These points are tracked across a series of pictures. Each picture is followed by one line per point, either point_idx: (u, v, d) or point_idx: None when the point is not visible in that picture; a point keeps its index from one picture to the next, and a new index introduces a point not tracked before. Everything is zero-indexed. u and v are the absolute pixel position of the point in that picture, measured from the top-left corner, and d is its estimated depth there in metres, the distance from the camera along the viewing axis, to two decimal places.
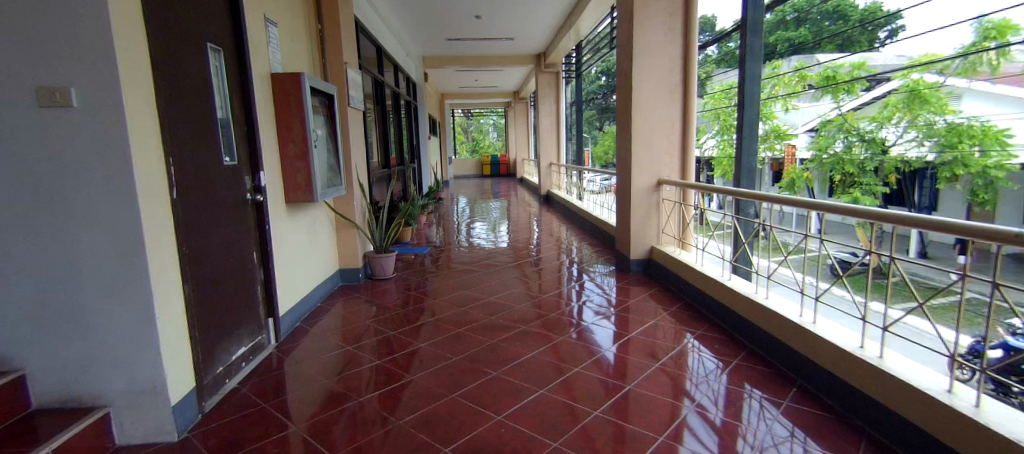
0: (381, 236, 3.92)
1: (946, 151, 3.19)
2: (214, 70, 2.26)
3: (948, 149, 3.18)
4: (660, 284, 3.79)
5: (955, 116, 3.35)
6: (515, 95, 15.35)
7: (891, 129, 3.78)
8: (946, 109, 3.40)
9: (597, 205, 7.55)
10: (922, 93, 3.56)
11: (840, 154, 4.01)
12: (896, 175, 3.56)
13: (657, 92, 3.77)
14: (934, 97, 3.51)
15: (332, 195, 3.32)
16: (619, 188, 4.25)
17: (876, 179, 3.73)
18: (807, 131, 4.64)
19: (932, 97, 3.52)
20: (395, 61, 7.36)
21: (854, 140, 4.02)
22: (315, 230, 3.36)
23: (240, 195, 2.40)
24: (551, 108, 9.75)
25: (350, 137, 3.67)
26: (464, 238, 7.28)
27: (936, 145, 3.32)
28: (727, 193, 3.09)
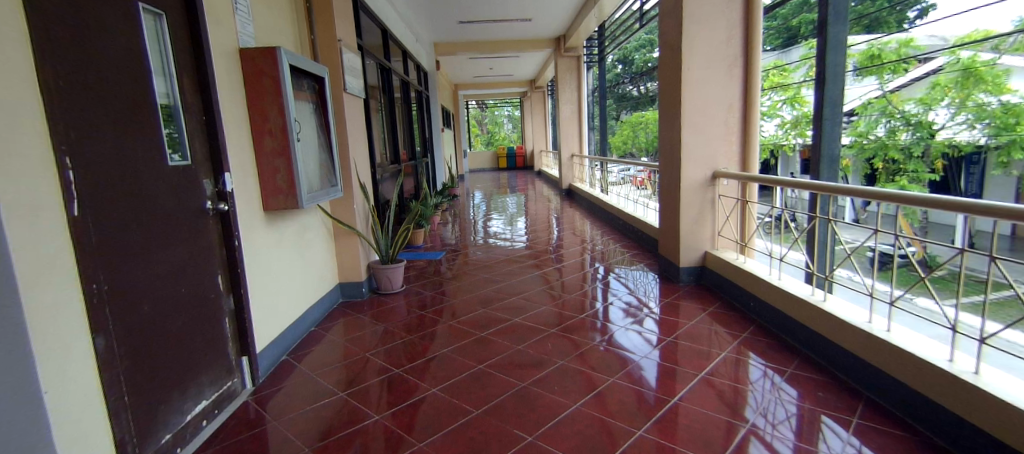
0: (386, 245, 3.37)
1: (1002, 134, 2.97)
2: (154, 40, 1.71)
3: (1004, 133, 2.96)
4: (717, 298, 3.16)
5: (1012, 95, 3.06)
6: (532, 85, 14.71)
7: (941, 110, 3.32)
8: (1004, 89, 3.10)
9: (625, 199, 6.92)
10: (978, 71, 3.17)
11: (884, 139, 3.54)
12: (942, 161, 3.25)
13: (712, 66, 3.12)
14: (990, 75, 3.15)
15: (328, 197, 2.80)
16: (663, 183, 3.62)
17: (920, 164, 3.36)
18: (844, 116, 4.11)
19: (988, 75, 3.16)
20: (403, 47, 6.80)
21: (897, 123, 3.53)
22: (306, 241, 2.81)
23: (196, 204, 1.86)
24: (572, 95, 9.05)
25: (348, 129, 3.11)
26: (482, 237, 6.71)
27: (990, 128, 3.04)
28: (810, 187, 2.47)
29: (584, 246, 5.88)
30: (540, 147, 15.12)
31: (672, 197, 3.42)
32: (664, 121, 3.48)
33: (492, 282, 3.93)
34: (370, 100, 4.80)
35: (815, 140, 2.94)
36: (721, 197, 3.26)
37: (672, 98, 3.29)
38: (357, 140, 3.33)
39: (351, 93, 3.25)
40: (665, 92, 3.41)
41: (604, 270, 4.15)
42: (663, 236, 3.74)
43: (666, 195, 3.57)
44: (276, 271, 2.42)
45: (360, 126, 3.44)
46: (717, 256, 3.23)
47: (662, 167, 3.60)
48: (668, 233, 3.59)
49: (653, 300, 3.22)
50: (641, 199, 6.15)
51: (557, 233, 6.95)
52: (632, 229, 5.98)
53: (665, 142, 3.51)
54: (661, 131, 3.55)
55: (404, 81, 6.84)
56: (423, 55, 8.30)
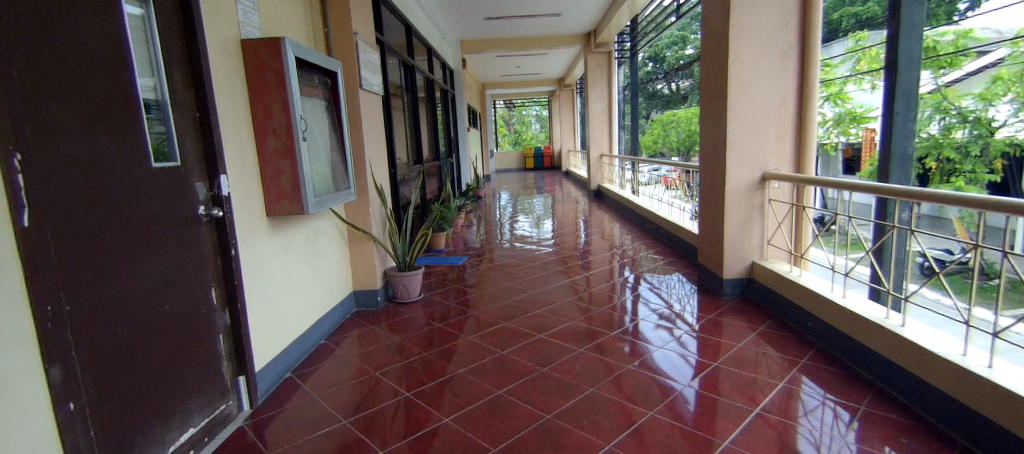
0: (404, 251, 3.18)
1: None
2: (138, 30, 1.54)
3: None
4: (766, 314, 2.82)
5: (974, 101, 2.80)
6: (560, 83, 14.38)
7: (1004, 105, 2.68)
8: None
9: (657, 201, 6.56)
10: None
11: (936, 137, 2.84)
12: (1002, 161, 2.57)
13: (763, 56, 2.79)
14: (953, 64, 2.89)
15: (341, 201, 2.63)
16: (704, 185, 3.30)
17: (978, 164, 2.67)
18: None
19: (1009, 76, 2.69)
20: (428, 45, 6.63)
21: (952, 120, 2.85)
22: (317, 248, 2.64)
23: (187, 211, 1.69)
24: (602, 93, 8.69)
25: (364, 128, 2.93)
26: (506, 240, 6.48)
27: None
28: (876, 190, 2.15)
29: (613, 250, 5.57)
30: (567, 146, 14.78)
31: (715, 202, 3.11)
32: (706, 118, 3.17)
33: (516, 290, 3.68)
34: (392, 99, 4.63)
35: (884, 138, 2.57)
36: (772, 202, 2.92)
37: (716, 92, 2.97)
38: (374, 140, 3.14)
39: (369, 90, 3.05)
40: (708, 86, 3.09)
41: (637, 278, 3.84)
42: (703, 243, 3.42)
43: (707, 199, 3.25)
44: (283, 280, 2.25)
45: (378, 125, 3.25)
46: (766, 267, 2.90)
47: (703, 168, 3.28)
48: (709, 240, 3.27)
49: (692, 316, 2.90)
50: (674, 201, 5.79)
51: (584, 236, 6.66)
52: (665, 233, 5.63)
53: (707, 141, 3.19)
54: (702, 128, 3.23)
55: (428, 80, 6.68)
56: (448, 54, 8.14)
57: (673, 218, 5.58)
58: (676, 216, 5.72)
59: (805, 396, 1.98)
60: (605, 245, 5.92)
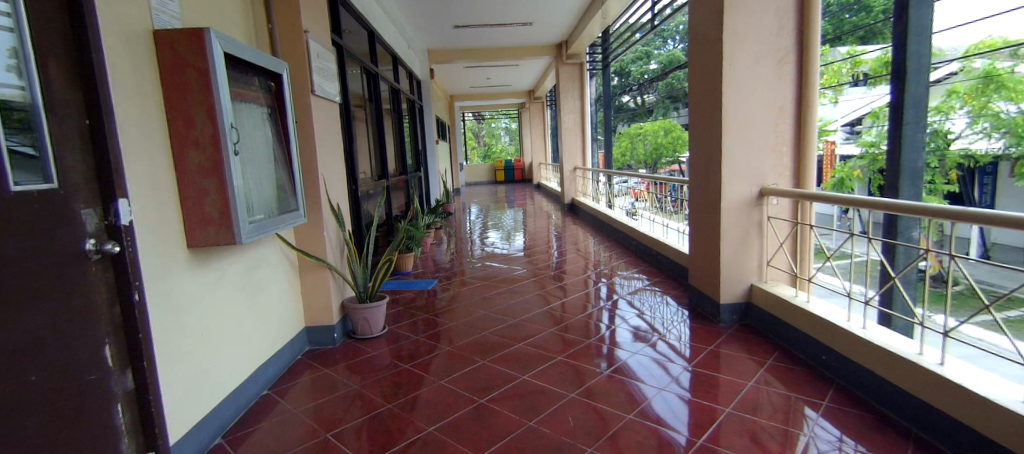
0: (366, 281, 2.80)
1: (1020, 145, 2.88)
2: (6, 10, 1.14)
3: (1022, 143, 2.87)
4: (769, 342, 2.57)
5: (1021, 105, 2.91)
6: (530, 96, 14.21)
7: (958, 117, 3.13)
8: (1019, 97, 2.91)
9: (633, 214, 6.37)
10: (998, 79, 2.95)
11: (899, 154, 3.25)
12: (959, 172, 3.09)
13: (759, 61, 2.60)
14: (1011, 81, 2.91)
15: (289, 224, 2.24)
16: (694, 200, 3.07)
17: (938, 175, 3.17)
18: (845, 126, 4.09)
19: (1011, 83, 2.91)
20: (394, 53, 6.29)
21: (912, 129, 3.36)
22: (258, 282, 2.22)
23: (76, 245, 1.29)
24: (575, 105, 8.51)
25: (318, 140, 2.56)
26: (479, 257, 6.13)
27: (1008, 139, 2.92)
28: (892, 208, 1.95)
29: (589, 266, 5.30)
30: (538, 159, 14.59)
31: (708, 218, 2.88)
32: (696, 128, 2.95)
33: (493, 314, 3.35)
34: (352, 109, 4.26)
35: (890, 152, 2.39)
36: (770, 220, 2.70)
37: (708, 101, 2.76)
38: (331, 154, 2.76)
39: (324, 97, 2.68)
40: (698, 95, 2.89)
41: (622, 299, 3.52)
42: (694, 262, 3.18)
43: (699, 214, 3.02)
44: (212, 324, 1.83)
45: (336, 136, 2.88)
46: (764, 290, 2.67)
47: (693, 182, 3.06)
48: (702, 259, 3.03)
49: (688, 346, 2.60)
50: (652, 216, 5.58)
51: (559, 251, 6.38)
52: (643, 249, 5.39)
53: (697, 153, 2.98)
54: (692, 139, 3.03)
55: (394, 89, 6.32)
56: (416, 63, 7.80)
57: (651, 233, 5.36)
58: (654, 230, 5.51)
59: (821, 444, 1.70)
60: (580, 261, 5.65)
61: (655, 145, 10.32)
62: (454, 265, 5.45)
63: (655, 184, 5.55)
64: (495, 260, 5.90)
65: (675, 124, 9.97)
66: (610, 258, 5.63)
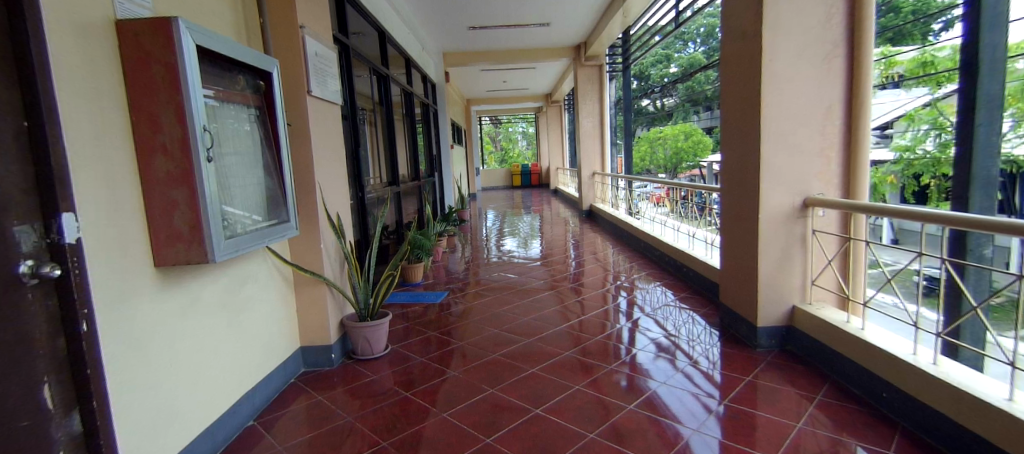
0: (366, 297, 2.58)
1: None
2: None
3: None
4: (817, 372, 2.26)
5: None
6: (547, 99, 13.97)
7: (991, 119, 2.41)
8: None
9: (654, 222, 6.06)
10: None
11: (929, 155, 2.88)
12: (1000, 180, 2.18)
13: (803, 56, 2.31)
14: None
15: (278, 238, 2.03)
16: (727, 209, 2.78)
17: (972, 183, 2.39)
18: None
19: None
20: (407, 55, 6.12)
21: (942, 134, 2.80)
22: (244, 300, 2.02)
23: (11, 268, 1.08)
24: (594, 108, 8.23)
25: (315, 144, 2.36)
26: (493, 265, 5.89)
27: None
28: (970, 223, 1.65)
29: (608, 276, 5.01)
30: (555, 163, 14.32)
31: (743, 230, 2.58)
32: (729, 130, 2.67)
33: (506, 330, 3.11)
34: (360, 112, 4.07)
35: (958, 158, 2.08)
36: (815, 233, 2.40)
37: (744, 100, 2.48)
38: (331, 160, 2.56)
39: (323, 99, 2.49)
40: (732, 94, 2.61)
41: (646, 316, 3.22)
42: (726, 278, 2.88)
43: (732, 225, 2.72)
44: (183, 352, 1.63)
45: (337, 140, 2.68)
46: (810, 313, 2.36)
47: (725, 189, 2.77)
48: (735, 275, 2.73)
49: (722, 375, 2.30)
50: (675, 223, 5.27)
51: (576, 259, 6.10)
52: (666, 258, 5.09)
53: (730, 158, 2.69)
54: (724, 143, 2.74)
55: (407, 93, 6.15)
56: (430, 66, 7.64)
57: (675, 242, 5.05)
58: (677, 239, 5.20)
59: None
60: (599, 270, 5.36)
61: (675, 150, 10.19)
62: (467, 273, 5.22)
63: (678, 191, 5.25)
64: (509, 267, 5.65)
65: (694, 128, 9.88)
66: (630, 267, 5.34)
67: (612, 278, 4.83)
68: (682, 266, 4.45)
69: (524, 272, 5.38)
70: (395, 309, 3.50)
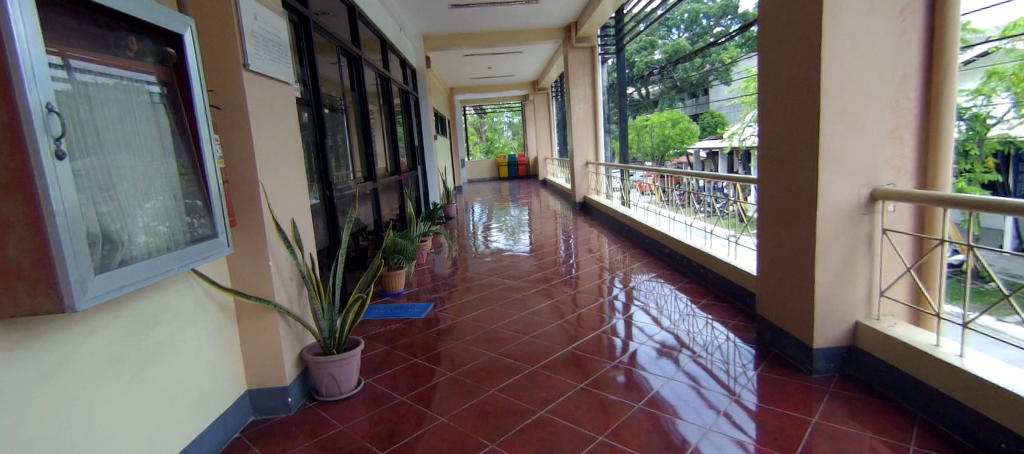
0: (332, 324, 2.08)
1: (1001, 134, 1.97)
2: None
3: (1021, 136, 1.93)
4: (894, 405, 1.85)
5: None
6: (534, 86, 13.39)
7: None
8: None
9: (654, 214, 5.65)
10: None
11: None
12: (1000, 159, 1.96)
13: (873, 14, 1.91)
14: None
15: (206, 258, 1.51)
16: (772, 205, 2.33)
17: None
18: None
19: None
20: (383, 36, 5.54)
21: None
22: (157, 346, 1.49)
23: None
24: (586, 94, 7.73)
25: (259, 134, 1.83)
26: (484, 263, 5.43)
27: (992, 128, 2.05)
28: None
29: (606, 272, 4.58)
30: (543, 153, 13.83)
31: (799, 231, 2.13)
32: (777, 109, 2.21)
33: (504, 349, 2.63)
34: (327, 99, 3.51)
35: None
36: (887, 233, 2.02)
37: (802, 69, 2.01)
38: (283, 153, 2.04)
39: (269, 75, 1.94)
40: (782, 64, 2.14)
41: (668, 332, 2.75)
42: (769, 286, 2.44)
43: (781, 224, 2.27)
44: (39, 440, 1.11)
45: (291, 129, 2.15)
46: (882, 331, 1.97)
47: (771, 181, 2.32)
48: (785, 283, 2.30)
49: (775, 411, 1.87)
50: (680, 215, 4.84)
51: (572, 254, 5.65)
52: (672, 254, 4.67)
53: (778, 143, 2.23)
54: (769, 125, 2.28)
55: (384, 78, 5.58)
56: (410, 49, 7.05)
57: (680, 236, 4.63)
58: (682, 232, 4.77)
59: None
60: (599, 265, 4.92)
61: (662, 138, 9.91)
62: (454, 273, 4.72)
63: (683, 180, 4.82)
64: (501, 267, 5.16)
65: (682, 116, 9.70)
66: (632, 262, 4.90)
67: (612, 274, 4.39)
68: (694, 264, 4.02)
69: (517, 271, 4.90)
70: (372, 327, 2.98)
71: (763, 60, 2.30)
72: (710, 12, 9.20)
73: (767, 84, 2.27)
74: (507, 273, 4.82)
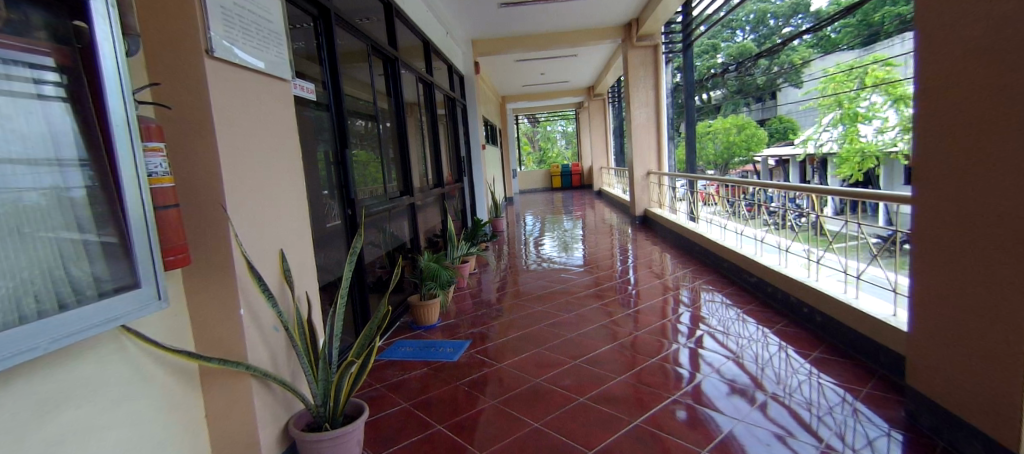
0: (325, 388, 1.59)
1: None
2: None
3: None
4: None
5: None
6: (588, 93, 12.76)
7: None
8: None
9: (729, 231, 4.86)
10: None
11: None
12: None
13: None
14: None
15: (125, 318, 1.08)
16: (943, 234, 1.61)
17: None
18: None
19: None
20: (426, 39, 5.17)
21: None
22: (59, 439, 1.07)
23: None
24: (647, 97, 7.03)
25: (225, 141, 1.39)
26: (534, 282, 4.88)
27: None
28: None
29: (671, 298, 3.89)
30: (599, 162, 13.13)
31: (1001, 278, 1.42)
32: (958, 95, 1.50)
33: (554, 412, 2.03)
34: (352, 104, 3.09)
35: None
36: None
37: (1016, 30, 1.31)
38: (267, 166, 1.59)
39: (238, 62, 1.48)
40: (970, 27, 1.44)
41: (772, 400, 2.05)
42: (933, 348, 1.70)
43: (960, 266, 1.55)
44: None
45: (282, 136, 1.71)
46: None
47: (942, 200, 1.61)
48: (966, 350, 1.57)
49: None
50: (763, 234, 4.05)
51: (633, 275, 4.97)
52: (757, 282, 3.89)
53: (958, 145, 1.53)
54: (939, 119, 1.58)
55: (426, 84, 5.20)
56: (456, 54, 6.68)
57: (765, 260, 3.85)
58: (769, 256, 3.98)
59: None
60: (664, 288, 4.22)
61: (726, 145, 8.99)
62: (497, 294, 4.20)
63: (768, 192, 4.04)
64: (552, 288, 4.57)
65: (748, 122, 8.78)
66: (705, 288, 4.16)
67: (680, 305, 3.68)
68: (790, 297, 3.25)
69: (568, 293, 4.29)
70: (391, 373, 2.46)
71: (932, 25, 1.59)
72: (779, 9, 8.29)
73: (938, 59, 1.57)
74: (559, 296, 4.22)
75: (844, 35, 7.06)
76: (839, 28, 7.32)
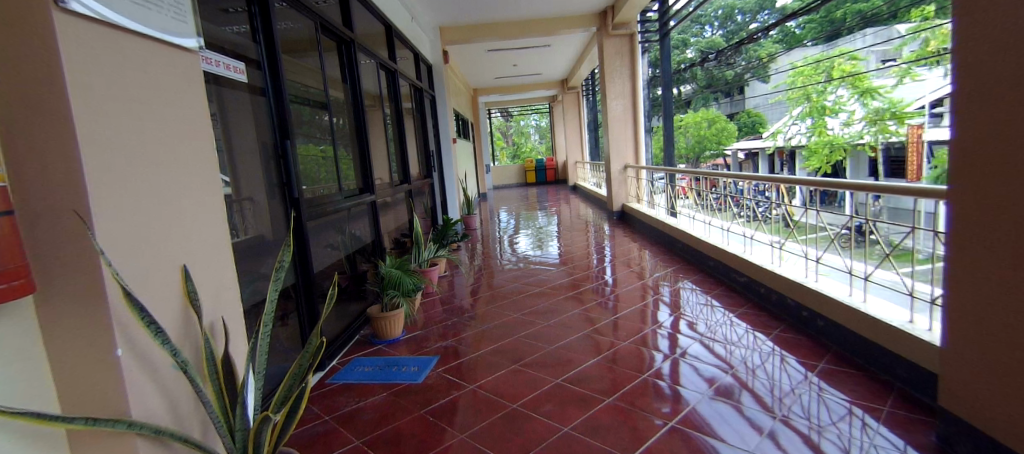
0: (241, 444, 1.25)
1: None
2: None
3: None
4: None
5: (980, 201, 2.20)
6: (562, 86, 12.49)
7: None
8: None
9: (712, 227, 4.65)
10: None
11: None
12: None
13: None
14: None
15: None
16: (990, 233, 1.37)
17: None
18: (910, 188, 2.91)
19: None
20: (389, 23, 4.77)
21: None
22: None
23: None
24: (623, 88, 6.79)
25: (88, 126, 1.03)
26: (510, 281, 4.59)
27: None
28: None
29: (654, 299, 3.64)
30: (573, 157, 12.90)
31: None
32: (1016, 66, 1.25)
33: (536, 445, 1.72)
34: (296, 89, 2.71)
35: None
36: None
37: None
38: (161, 159, 1.24)
39: (99, 17, 1.07)
40: None
41: (780, 423, 1.80)
42: (970, 364, 1.48)
43: (1009, 268, 1.32)
44: None
45: (186, 120, 1.36)
46: None
47: (988, 192, 1.36)
48: (1015, 368, 1.34)
49: None
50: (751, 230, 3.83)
51: (611, 272, 4.72)
52: (743, 280, 3.69)
53: (1007, 125, 1.29)
54: (989, 96, 1.33)
55: (390, 73, 4.80)
56: (423, 42, 6.28)
57: (754, 257, 3.64)
58: (758, 252, 3.77)
59: None
60: (647, 288, 3.97)
61: (698, 139, 8.93)
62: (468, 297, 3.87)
63: (757, 186, 3.82)
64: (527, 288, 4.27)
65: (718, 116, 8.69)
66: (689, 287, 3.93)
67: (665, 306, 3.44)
68: (783, 298, 3.03)
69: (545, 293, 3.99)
70: (345, 401, 2.11)
71: None
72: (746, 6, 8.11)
73: (986, 25, 1.32)
74: (539, 296, 3.93)
75: (805, 31, 6.90)
76: (801, 25, 7.24)
